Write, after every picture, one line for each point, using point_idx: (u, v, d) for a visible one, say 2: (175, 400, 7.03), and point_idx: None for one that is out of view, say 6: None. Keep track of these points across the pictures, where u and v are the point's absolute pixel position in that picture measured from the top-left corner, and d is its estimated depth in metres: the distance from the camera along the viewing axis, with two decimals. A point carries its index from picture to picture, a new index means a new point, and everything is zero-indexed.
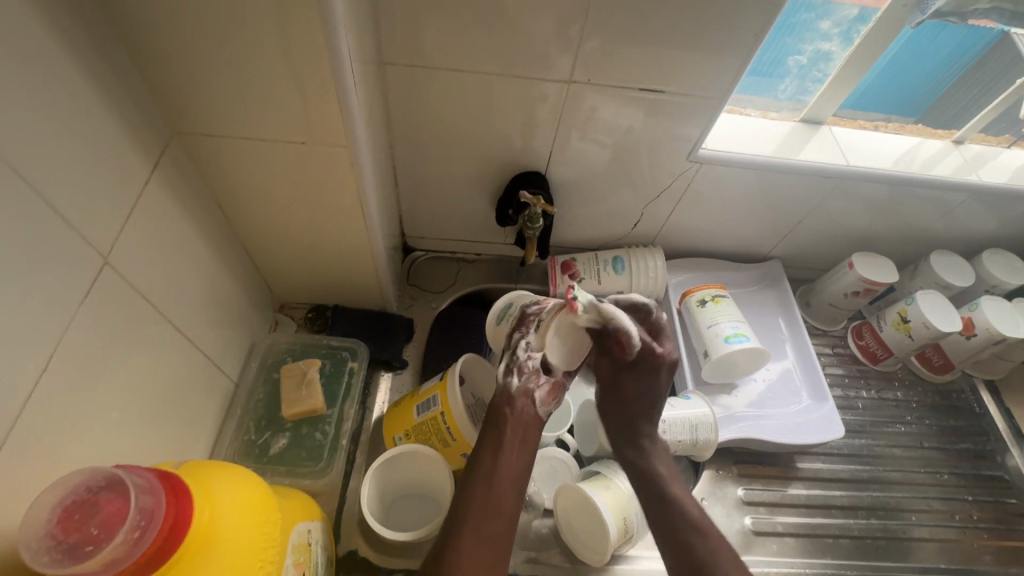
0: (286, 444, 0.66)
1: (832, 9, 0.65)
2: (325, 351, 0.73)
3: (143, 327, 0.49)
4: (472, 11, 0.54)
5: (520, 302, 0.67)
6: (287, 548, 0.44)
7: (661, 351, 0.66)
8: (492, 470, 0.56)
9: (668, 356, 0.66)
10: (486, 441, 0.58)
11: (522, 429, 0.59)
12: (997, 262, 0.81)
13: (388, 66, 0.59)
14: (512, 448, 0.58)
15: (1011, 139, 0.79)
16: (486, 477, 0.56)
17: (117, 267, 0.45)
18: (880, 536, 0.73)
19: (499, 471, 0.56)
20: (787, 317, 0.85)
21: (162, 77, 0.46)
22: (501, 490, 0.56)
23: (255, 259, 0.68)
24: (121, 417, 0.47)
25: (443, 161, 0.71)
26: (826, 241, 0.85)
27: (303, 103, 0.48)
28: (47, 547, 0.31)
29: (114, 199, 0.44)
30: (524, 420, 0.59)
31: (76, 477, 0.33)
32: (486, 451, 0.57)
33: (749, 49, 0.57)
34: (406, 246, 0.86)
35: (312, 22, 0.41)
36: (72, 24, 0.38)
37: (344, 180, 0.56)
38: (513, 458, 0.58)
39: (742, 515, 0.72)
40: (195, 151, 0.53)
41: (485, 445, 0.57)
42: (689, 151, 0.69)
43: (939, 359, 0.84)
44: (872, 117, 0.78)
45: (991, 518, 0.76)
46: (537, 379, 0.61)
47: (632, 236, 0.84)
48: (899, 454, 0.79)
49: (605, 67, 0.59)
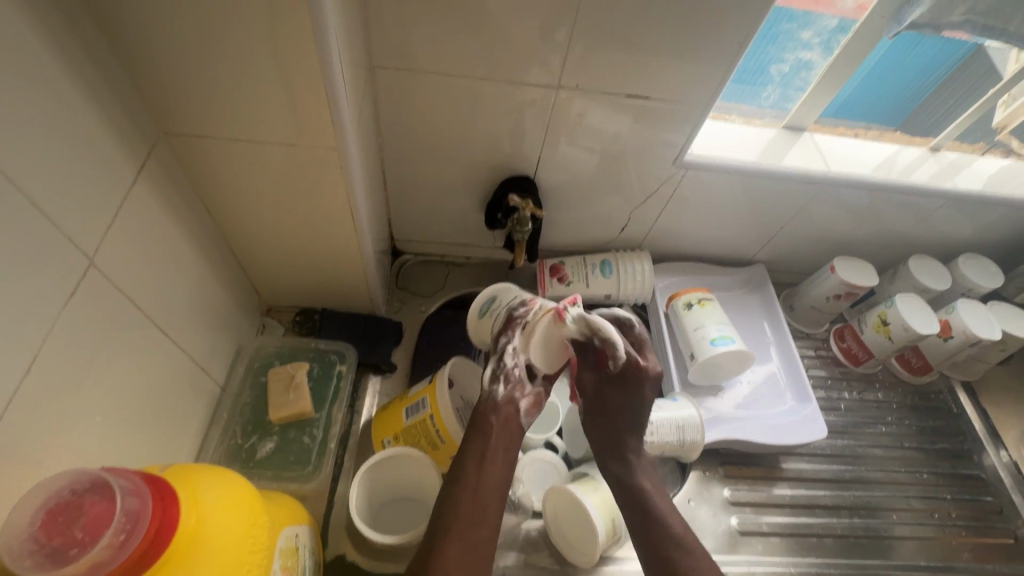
0: (274, 448, 0.65)
1: (813, 19, 0.67)
2: (313, 354, 0.73)
3: (128, 330, 0.48)
4: (461, 16, 0.54)
5: (502, 299, 0.67)
6: (274, 552, 0.43)
7: (644, 365, 0.65)
8: (478, 472, 0.56)
9: (651, 371, 0.65)
10: (472, 440, 0.57)
11: (506, 438, 0.59)
12: (973, 266, 0.83)
13: (377, 70, 0.60)
14: (497, 449, 0.58)
15: (984, 148, 0.81)
16: (473, 478, 0.56)
17: (104, 268, 0.44)
18: (862, 534, 0.74)
19: (484, 473, 0.56)
20: (772, 321, 0.86)
21: (149, 78, 0.45)
22: (487, 492, 0.56)
23: (242, 262, 0.68)
24: (107, 421, 0.47)
25: (432, 165, 0.71)
26: (809, 245, 0.87)
27: (293, 105, 0.48)
28: (30, 550, 0.31)
29: (100, 199, 0.43)
30: (510, 428, 0.59)
31: (59, 480, 0.32)
32: (472, 452, 0.57)
33: (732, 57, 0.58)
34: (395, 250, 0.86)
35: (302, 25, 0.41)
36: (59, 24, 0.38)
37: (334, 182, 0.56)
38: (498, 461, 0.57)
39: (728, 515, 0.72)
40: (183, 153, 0.52)
41: (471, 444, 0.57)
42: (675, 157, 0.70)
43: (919, 361, 0.85)
44: (851, 126, 0.80)
45: (970, 516, 0.78)
46: (523, 389, 0.60)
47: (619, 240, 0.85)
48: (880, 454, 0.81)
49: (592, 74, 0.60)
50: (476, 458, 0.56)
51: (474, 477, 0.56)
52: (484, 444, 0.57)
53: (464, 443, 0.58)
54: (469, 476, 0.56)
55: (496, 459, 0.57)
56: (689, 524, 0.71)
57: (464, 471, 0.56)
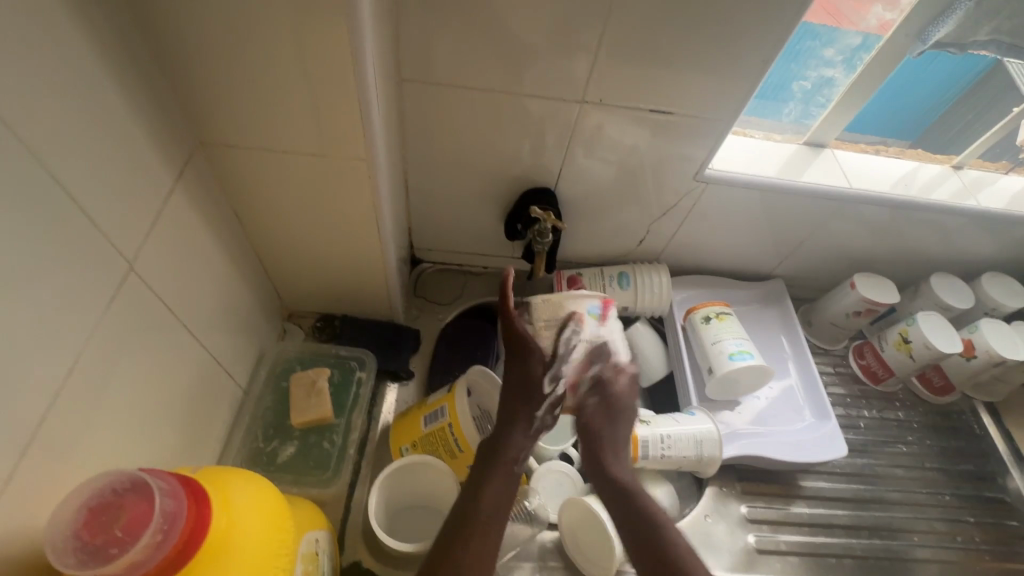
0: (294, 452, 0.66)
1: (836, 37, 0.67)
2: (333, 360, 0.74)
3: (162, 333, 0.49)
4: (487, 30, 0.55)
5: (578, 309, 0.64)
6: (298, 556, 0.44)
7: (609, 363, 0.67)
8: (497, 499, 0.56)
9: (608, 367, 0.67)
10: (489, 472, 0.57)
11: (502, 481, 0.57)
12: (996, 285, 0.82)
13: (404, 83, 0.61)
14: (510, 485, 0.57)
15: (1008, 165, 0.80)
16: (488, 506, 0.55)
17: (141, 273, 0.46)
18: (883, 556, 0.73)
19: (498, 505, 0.55)
20: (790, 336, 0.86)
21: (187, 87, 0.47)
22: (492, 527, 0.54)
23: (267, 269, 0.69)
24: (140, 421, 0.48)
25: (454, 176, 0.72)
26: (829, 261, 0.86)
27: (321, 116, 0.49)
28: (73, 548, 0.32)
29: (140, 206, 0.45)
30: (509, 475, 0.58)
31: (99, 480, 0.33)
32: (492, 482, 0.56)
33: (754, 74, 0.59)
34: (414, 259, 0.87)
35: (337, 42, 0.43)
36: (109, 37, 0.39)
37: (361, 192, 0.57)
38: (507, 497, 0.56)
39: (745, 533, 0.72)
40: (217, 160, 0.54)
41: (493, 477, 0.57)
42: (696, 171, 0.70)
43: (940, 381, 0.84)
44: (871, 142, 0.80)
45: (993, 539, 0.77)
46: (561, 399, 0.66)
47: (636, 252, 0.85)
48: (900, 474, 0.80)
49: (615, 88, 0.61)
50: (495, 487, 0.56)
51: (488, 504, 0.55)
52: (503, 475, 0.57)
53: (484, 470, 0.57)
54: (486, 504, 0.55)
55: (507, 488, 0.57)
56: (706, 540, 0.70)
57: (480, 497, 0.55)
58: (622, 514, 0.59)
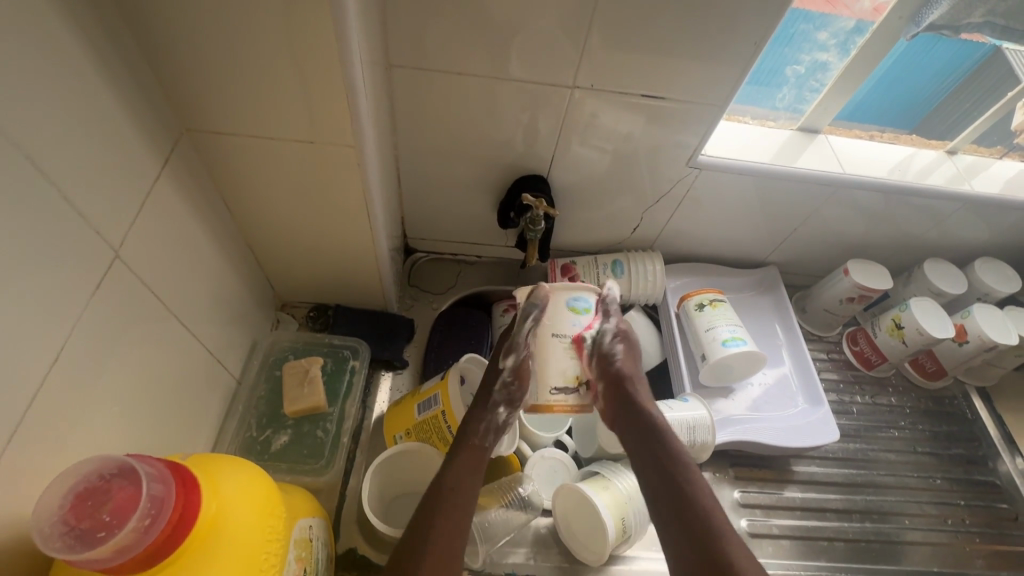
0: (288, 441, 0.66)
1: (829, 20, 0.67)
2: (326, 350, 0.74)
3: (151, 322, 0.49)
4: (476, 15, 0.55)
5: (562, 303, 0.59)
6: (290, 542, 0.44)
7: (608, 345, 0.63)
8: (462, 479, 0.55)
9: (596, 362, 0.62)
10: (456, 453, 0.57)
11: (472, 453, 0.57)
12: (990, 270, 0.82)
13: (394, 69, 0.60)
14: (477, 461, 0.57)
15: (1003, 151, 0.80)
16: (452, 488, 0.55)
17: (128, 261, 0.45)
18: (874, 539, 0.74)
19: (464, 481, 0.55)
20: (784, 324, 0.86)
21: (171, 73, 0.46)
22: (461, 508, 0.54)
23: (259, 259, 0.69)
24: (131, 410, 0.48)
25: (446, 165, 0.72)
26: (823, 247, 0.86)
27: (308, 101, 0.48)
28: (60, 533, 0.32)
29: (125, 194, 0.44)
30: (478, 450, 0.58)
31: (87, 465, 0.34)
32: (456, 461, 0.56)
33: (747, 58, 0.58)
34: (408, 248, 0.87)
35: (323, 25, 0.42)
36: (89, 20, 0.39)
37: (351, 179, 0.56)
38: (476, 473, 0.57)
39: (738, 517, 0.72)
40: (204, 147, 0.53)
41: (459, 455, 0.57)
42: (689, 157, 0.70)
43: (933, 365, 0.85)
44: (867, 128, 0.79)
45: (983, 522, 0.77)
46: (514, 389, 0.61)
47: (630, 240, 0.85)
48: (892, 458, 0.80)
49: (607, 74, 0.60)
50: (462, 467, 0.56)
51: (452, 483, 0.55)
52: (469, 458, 0.57)
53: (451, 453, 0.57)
54: (451, 482, 0.55)
55: (474, 469, 0.56)
56: None
57: (445, 475, 0.55)
58: (660, 471, 0.58)
